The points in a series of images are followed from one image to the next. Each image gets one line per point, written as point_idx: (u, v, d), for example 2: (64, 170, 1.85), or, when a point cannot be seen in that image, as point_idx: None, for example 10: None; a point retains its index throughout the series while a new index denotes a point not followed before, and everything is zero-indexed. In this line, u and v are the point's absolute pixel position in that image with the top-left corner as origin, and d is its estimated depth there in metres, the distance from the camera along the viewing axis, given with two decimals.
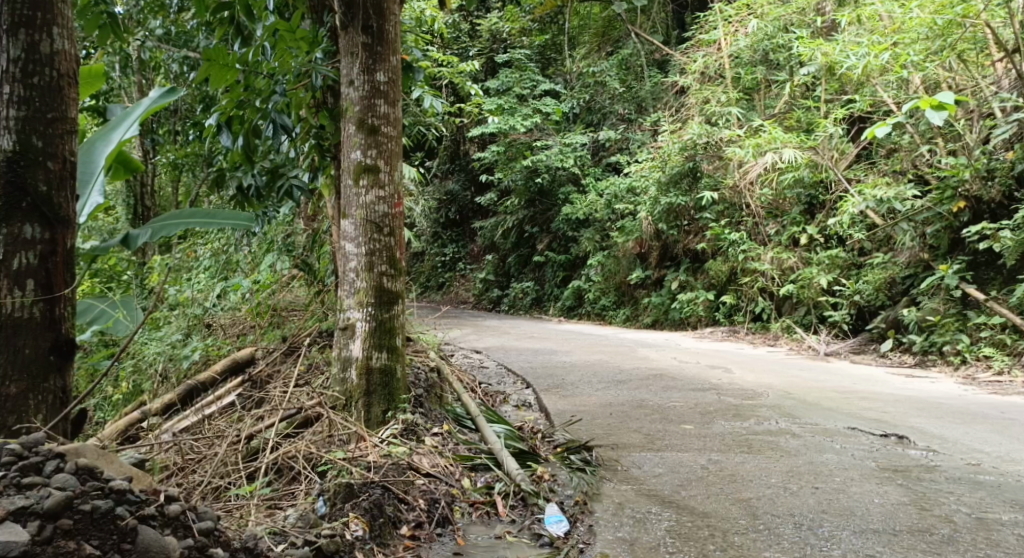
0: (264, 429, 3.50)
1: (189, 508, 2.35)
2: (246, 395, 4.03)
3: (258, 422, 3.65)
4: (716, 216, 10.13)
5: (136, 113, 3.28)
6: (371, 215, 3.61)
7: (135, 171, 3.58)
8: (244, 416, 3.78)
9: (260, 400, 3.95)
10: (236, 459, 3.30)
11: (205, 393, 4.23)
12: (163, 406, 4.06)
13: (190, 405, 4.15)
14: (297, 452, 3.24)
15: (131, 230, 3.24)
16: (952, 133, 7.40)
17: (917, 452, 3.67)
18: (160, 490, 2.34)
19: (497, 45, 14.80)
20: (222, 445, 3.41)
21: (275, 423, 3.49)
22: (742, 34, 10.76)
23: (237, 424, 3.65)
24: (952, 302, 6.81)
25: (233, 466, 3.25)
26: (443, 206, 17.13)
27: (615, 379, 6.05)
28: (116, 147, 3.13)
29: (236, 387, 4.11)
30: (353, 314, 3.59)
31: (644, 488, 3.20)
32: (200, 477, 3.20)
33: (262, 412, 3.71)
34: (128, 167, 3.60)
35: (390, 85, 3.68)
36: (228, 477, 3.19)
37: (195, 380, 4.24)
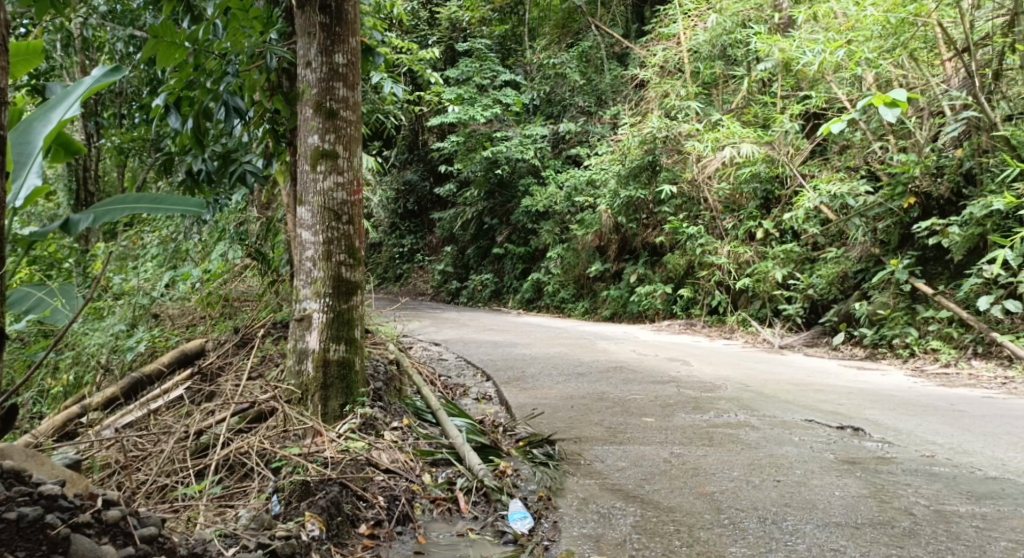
0: (215, 424, 3.35)
1: (130, 513, 2.26)
2: (195, 389, 3.87)
3: (208, 417, 3.50)
4: (674, 210, 10.18)
5: (77, 92, 3.07)
6: (329, 202, 3.49)
7: (77, 153, 3.38)
8: (193, 411, 3.61)
9: (211, 394, 3.80)
10: (184, 456, 3.15)
11: (150, 386, 4.04)
12: (104, 401, 3.87)
13: (134, 399, 3.95)
14: (250, 448, 3.10)
15: (72, 215, 3.07)
16: (902, 131, 7.55)
17: (873, 444, 3.71)
18: (97, 494, 2.25)
19: (457, 34, 14.65)
20: (168, 441, 3.24)
21: (227, 418, 3.35)
22: (701, 29, 10.83)
23: (185, 419, 3.49)
24: (902, 296, 6.94)
25: (180, 464, 3.10)
26: (401, 197, 16.94)
27: (575, 372, 6.03)
28: (55, 129, 2.95)
29: (185, 380, 3.94)
30: (310, 305, 3.47)
31: (608, 483, 3.17)
32: (146, 474, 3.05)
33: (212, 406, 3.55)
34: (69, 149, 3.39)
35: (349, 67, 3.55)
36: (176, 475, 3.04)
37: (140, 373, 4.05)
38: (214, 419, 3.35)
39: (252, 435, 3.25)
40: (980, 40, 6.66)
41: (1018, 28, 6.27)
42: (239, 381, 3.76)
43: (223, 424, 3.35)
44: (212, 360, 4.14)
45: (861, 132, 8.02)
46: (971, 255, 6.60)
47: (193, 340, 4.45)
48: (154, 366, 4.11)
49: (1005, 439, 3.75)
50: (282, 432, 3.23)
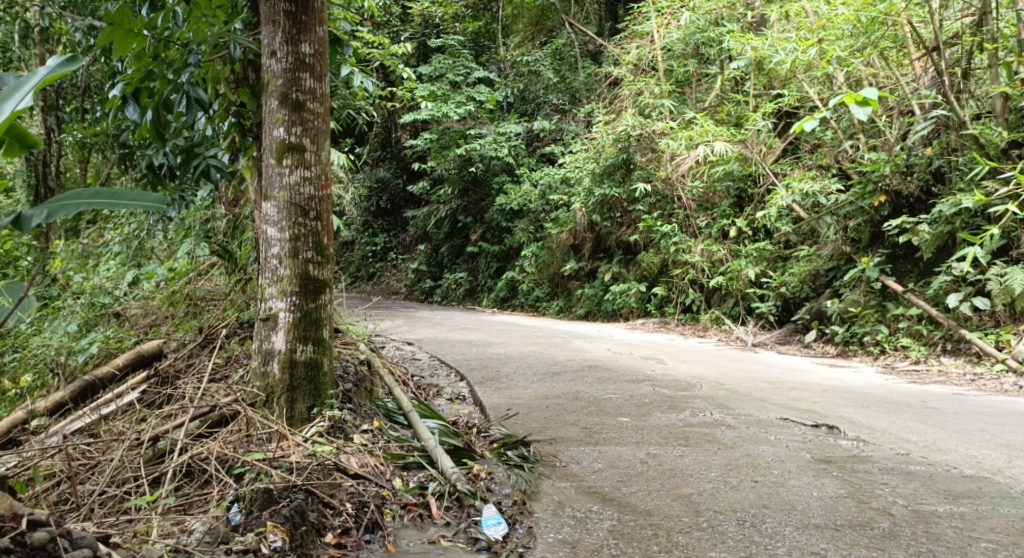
0: (174, 428, 3.22)
1: (61, 535, 2.20)
2: (152, 393, 3.73)
3: (167, 421, 3.37)
4: (648, 208, 10.18)
5: (30, 83, 2.92)
6: (296, 197, 3.37)
7: (33, 148, 3.18)
8: (147, 416, 3.47)
9: (169, 397, 3.67)
10: (138, 463, 3.04)
11: (103, 390, 3.90)
12: (51, 407, 3.75)
13: (89, 402, 3.83)
14: (209, 453, 2.99)
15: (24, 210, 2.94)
16: (873, 129, 7.59)
17: (848, 442, 3.68)
18: (23, 515, 2.19)
19: (430, 30, 14.54)
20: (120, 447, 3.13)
21: (185, 423, 3.22)
22: (675, 27, 10.81)
23: (143, 423, 3.36)
24: (873, 294, 6.97)
25: (133, 472, 2.98)
26: (373, 195, 16.77)
27: (550, 371, 5.97)
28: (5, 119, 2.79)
29: (140, 385, 3.77)
30: (275, 304, 3.35)
31: (584, 485, 3.09)
32: (97, 485, 2.92)
33: (170, 409, 3.42)
34: (24, 142, 3.18)
35: (317, 57, 3.43)
36: (127, 484, 2.94)
37: (92, 376, 3.91)
38: (171, 424, 3.22)
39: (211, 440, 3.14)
40: (950, 40, 6.70)
41: (987, 27, 6.22)
42: (200, 383, 3.63)
43: (180, 428, 3.23)
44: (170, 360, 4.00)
45: (832, 131, 8.06)
46: (941, 253, 6.64)
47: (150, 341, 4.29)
48: (109, 367, 3.96)
49: (978, 436, 3.74)
50: (245, 437, 3.12)
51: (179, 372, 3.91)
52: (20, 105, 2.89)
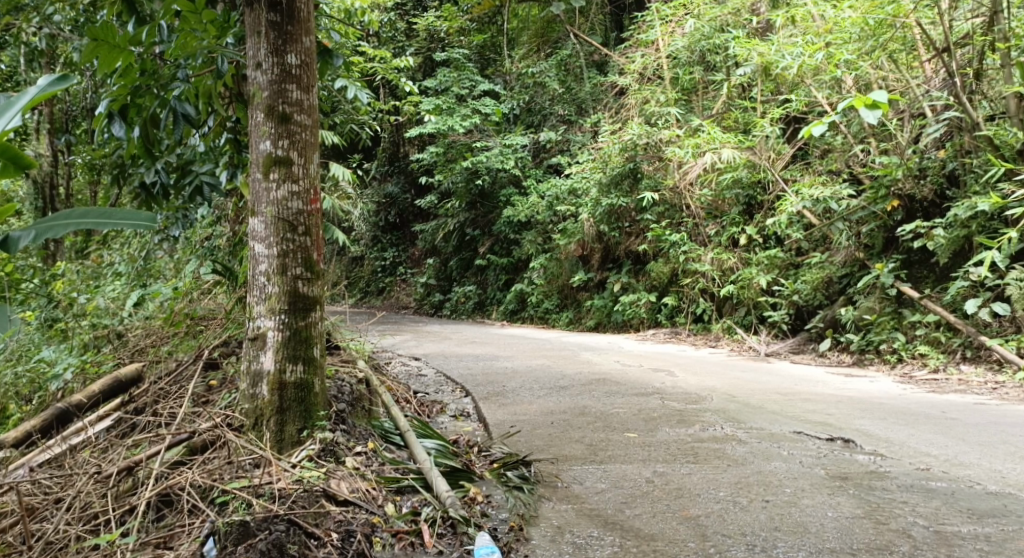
0: (152, 456, 3.11)
1: None
2: (128, 420, 3.58)
3: (143, 449, 3.24)
4: (657, 218, 10.03)
5: (17, 104, 2.81)
6: (284, 212, 3.27)
7: (28, 169, 2.90)
8: (123, 444, 3.35)
9: (145, 423, 3.53)
10: (111, 494, 2.93)
11: (77, 418, 3.74)
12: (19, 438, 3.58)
13: (64, 430, 3.71)
14: (187, 483, 2.88)
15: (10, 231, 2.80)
16: (884, 132, 7.44)
17: (864, 457, 3.52)
18: None
19: (435, 44, 14.51)
20: (93, 478, 3.02)
21: (163, 451, 3.10)
22: (679, 34, 10.70)
23: (123, 451, 3.24)
24: (888, 300, 6.78)
25: (101, 509, 2.84)
26: (382, 210, 16.71)
27: (557, 385, 5.82)
28: None
29: (112, 413, 3.68)
30: (264, 323, 3.24)
31: (585, 508, 2.95)
32: (64, 524, 2.79)
33: (146, 437, 3.29)
34: (17, 164, 2.90)
35: (303, 68, 3.34)
36: (96, 519, 2.83)
37: (66, 403, 3.75)
38: (145, 453, 3.08)
39: (189, 469, 3.00)
40: (960, 40, 6.56)
41: (998, 26, 6.09)
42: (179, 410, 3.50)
43: (155, 457, 3.09)
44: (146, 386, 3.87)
45: (842, 135, 7.91)
46: (957, 257, 6.47)
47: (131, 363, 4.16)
48: (83, 394, 3.81)
49: (1001, 449, 3.57)
50: (228, 464, 3.00)
51: (158, 396, 3.77)
52: (8, 125, 2.75)
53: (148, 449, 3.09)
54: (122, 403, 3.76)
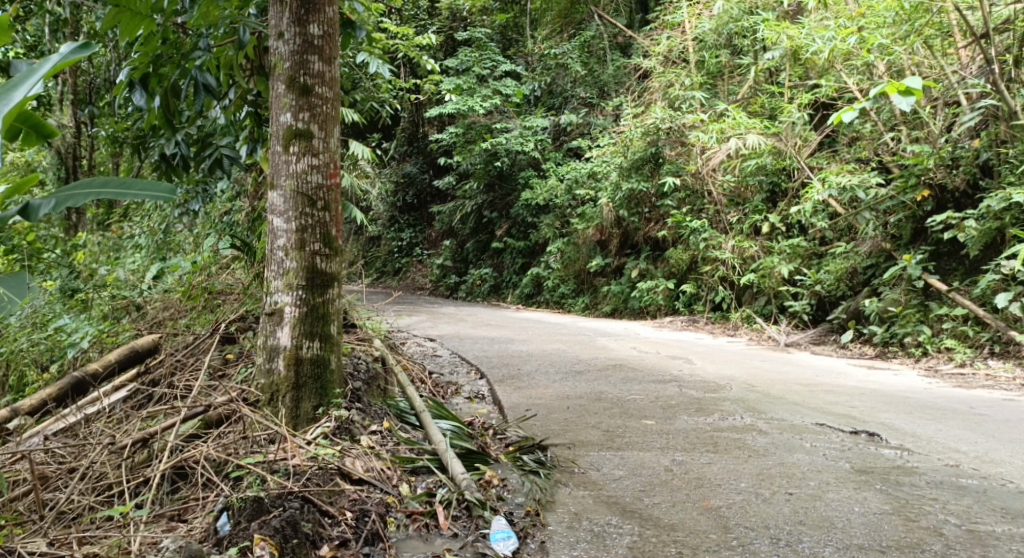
0: (167, 429, 3.08)
1: None
2: (143, 391, 3.57)
3: (159, 421, 3.22)
4: (678, 203, 9.89)
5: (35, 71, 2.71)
6: (303, 186, 3.21)
7: (50, 138, 2.85)
8: (137, 416, 3.32)
9: (161, 395, 3.52)
10: (125, 465, 2.91)
11: (93, 388, 3.72)
12: (33, 407, 3.57)
13: (80, 400, 3.71)
14: (201, 457, 2.84)
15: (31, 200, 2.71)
16: (915, 120, 7.27)
17: (890, 452, 3.43)
18: None
19: (457, 23, 14.39)
20: (108, 449, 3.00)
21: (179, 424, 3.07)
22: (706, 17, 10.53)
23: (137, 423, 3.21)
24: (914, 293, 6.64)
25: (114, 482, 2.82)
26: (400, 190, 16.66)
27: (573, 370, 5.75)
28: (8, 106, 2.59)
29: (127, 385, 3.67)
30: (281, 297, 3.19)
31: (603, 495, 2.90)
32: (77, 494, 2.77)
33: (161, 409, 3.27)
34: (40, 132, 2.85)
35: (326, 39, 3.27)
36: (111, 490, 2.81)
37: (82, 372, 3.73)
38: (160, 426, 3.06)
39: (204, 443, 2.97)
40: (1000, 26, 6.36)
41: None
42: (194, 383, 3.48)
43: (169, 429, 3.06)
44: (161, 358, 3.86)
45: (871, 123, 7.75)
46: (988, 250, 6.32)
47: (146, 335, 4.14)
48: (99, 364, 3.80)
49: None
50: (243, 439, 2.96)
51: (175, 367, 3.75)
52: (30, 92, 2.58)
53: (164, 421, 3.07)
54: (138, 374, 3.74)
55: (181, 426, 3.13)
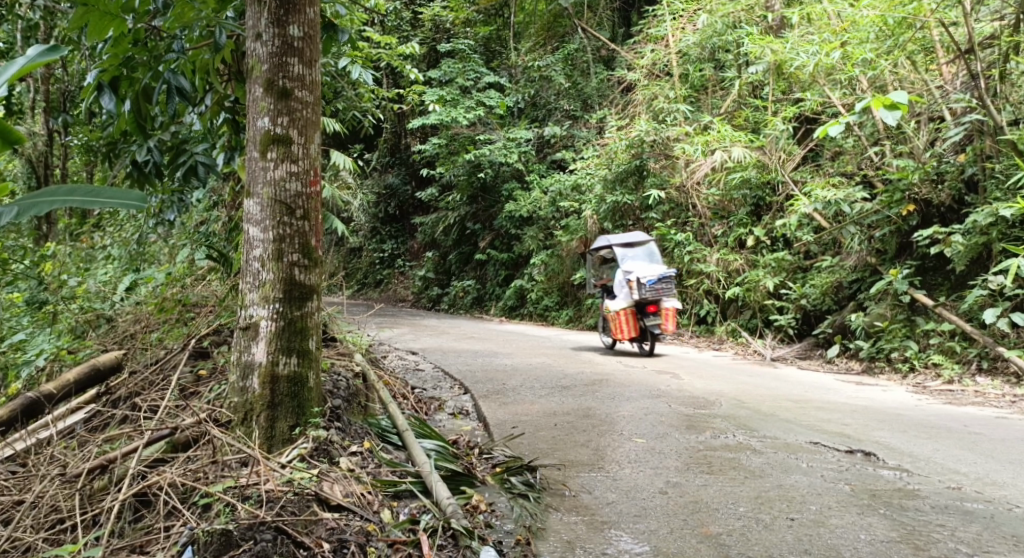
0: (128, 454, 2.89)
1: None
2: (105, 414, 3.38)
3: (122, 443, 3.03)
4: (662, 216, 9.81)
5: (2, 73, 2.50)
6: (281, 194, 3.06)
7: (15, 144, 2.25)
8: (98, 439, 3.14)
9: (123, 416, 3.33)
10: (80, 495, 2.72)
11: (46, 410, 3.44)
12: None
13: (32, 422, 3.41)
14: (163, 484, 2.66)
15: None
16: (899, 135, 7.21)
17: (889, 473, 3.32)
18: None
19: (440, 35, 14.26)
20: (61, 478, 2.80)
21: (140, 448, 2.89)
22: (690, 31, 10.51)
23: (97, 447, 3.03)
24: (901, 307, 6.58)
25: (69, 514, 2.64)
26: (382, 201, 16.47)
27: (559, 385, 5.61)
28: None
29: (85, 406, 3.46)
30: (256, 312, 3.03)
31: (596, 521, 2.76)
32: (26, 530, 2.58)
33: (124, 432, 3.08)
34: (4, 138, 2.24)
35: (306, 41, 3.13)
36: (63, 523, 2.62)
37: (35, 392, 3.44)
38: (120, 450, 2.88)
39: (171, 466, 2.80)
40: (984, 42, 6.32)
41: None
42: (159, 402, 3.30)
43: (133, 454, 2.88)
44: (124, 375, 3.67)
45: (855, 138, 7.71)
46: (974, 265, 6.28)
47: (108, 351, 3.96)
48: (55, 383, 3.52)
49: None
50: (212, 463, 2.78)
51: (139, 387, 3.56)
52: None
53: (126, 445, 2.89)
54: (97, 395, 3.54)
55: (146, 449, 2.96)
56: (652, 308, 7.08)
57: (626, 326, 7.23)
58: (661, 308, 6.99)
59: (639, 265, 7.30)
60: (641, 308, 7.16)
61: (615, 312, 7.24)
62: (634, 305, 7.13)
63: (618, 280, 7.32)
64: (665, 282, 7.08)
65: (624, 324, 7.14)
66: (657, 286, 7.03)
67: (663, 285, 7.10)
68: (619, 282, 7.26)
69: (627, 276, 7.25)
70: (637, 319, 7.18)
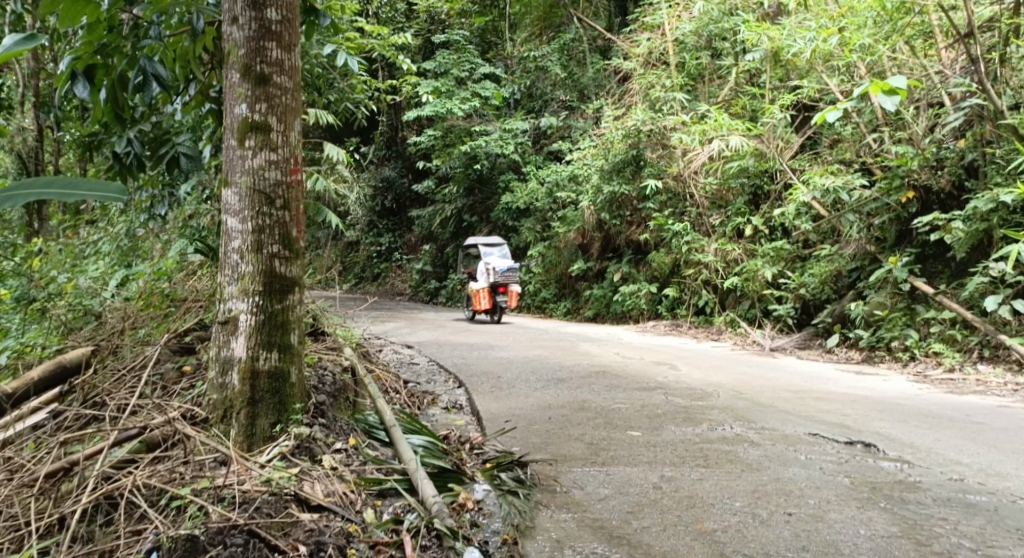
0: (92, 456, 2.75)
1: None
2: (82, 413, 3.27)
3: (89, 444, 2.90)
4: (659, 206, 9.71)
5: None
6: (260, 183, 2.96)
7: None
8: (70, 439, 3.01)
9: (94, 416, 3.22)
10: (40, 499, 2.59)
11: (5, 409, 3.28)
12: None
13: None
14: (130, 487, 2.55)
15: None
16: (898, 121, 7.09)
17: (889, 464, 3.23)
18: None
19: (435, 26, 14.11)
20: (19, 481, 2.66)
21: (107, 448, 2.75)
22: (687, 19, 10.38)
23: (64, 448, 2.91)
24: (901, 296, 6.49)
25: (23, 521, 2.50)
26: (379, 195, 16.35)
27: (554, 377, 5.51)
28: None
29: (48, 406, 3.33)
30: (236, 305, 2.93)
31: (586, 518, 2.68)
32: None
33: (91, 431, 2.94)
34: None
35: (284, 25, 3.02)
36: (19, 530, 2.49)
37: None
38: (83, 453, 2.72)
39: (139, 469, 2.67)
40: (983, 26, 6.20)
41: None
42: (130, 401, 3.18)
43: (96, 456, 2.73)
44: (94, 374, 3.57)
45: (853, 125, 7.60)
46: (975, 252, 6.18)
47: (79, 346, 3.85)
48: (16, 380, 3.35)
49: None
50: (186, 463, 2.69)
51: (114, 385, 3.44)
52: None
53: (89, 448, 2.73)
54: (61, 394, 3.43)
55: (113, 450, 2.81)
56: (501, 289, 9.41)
57: (482, 301, 9.48)
58: (509, 290, 9.39)
59: (496, 259, 9.67)
60: (494, 289, 9.48)
61: (475, 290, 9.51)
62: (490, 286, 9.46)
63: (479, 268, 9.63)
64: (511, 271, 9.50)
65: (480, 299, 9.39)
66: (506, 273, 9.43)
67: (511, 273, 9.58)
68: (480, 269, 9.54)
69: (486, 265, 9.58)
70: (491, 296, 9.50)
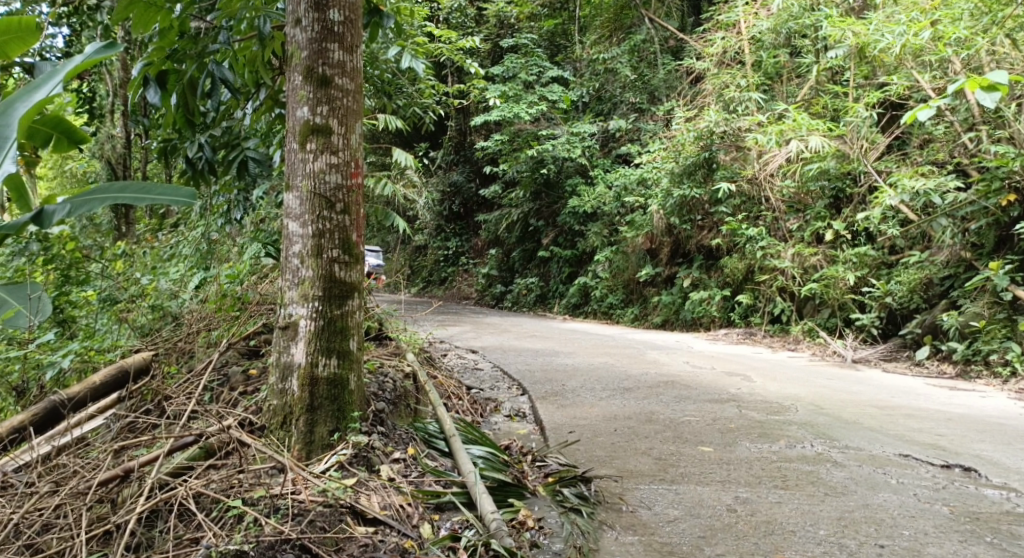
0: (149, 464, 2.75)
1: None
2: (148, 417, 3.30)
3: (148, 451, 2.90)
4: (733, 210, 9.30)
5: (64, 71, 2.56)
6: (321, 187, 2.91)
7: (82, 142, 3.15)
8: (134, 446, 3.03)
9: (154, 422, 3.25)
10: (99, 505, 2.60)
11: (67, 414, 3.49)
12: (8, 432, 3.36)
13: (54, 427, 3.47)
14: (187, 494, 2.54)
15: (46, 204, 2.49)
16: (996, 119, 6.66)
17: (993, 492, 2.95)
18: None
19: (505, 30, 14.10)
20: (78, 484, 2.68)
21: (165, 454, 2.75)
22: (764, 16, 10.02)
23: (126, 453, 2.92)
24: (1000, 306, 6.02)
25: (78, 528, 2.51)
26: (447, 199, 16.40)
27: (622, 386, 5.32)
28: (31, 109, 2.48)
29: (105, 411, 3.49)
30: (296, 310, 2.89)
31: (655, 543, 2.54)
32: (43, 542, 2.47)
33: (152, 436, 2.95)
34: (73, 139, 3.14)
35: (347, 26, 2.97)
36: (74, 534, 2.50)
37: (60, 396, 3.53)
38: (140, 459, 2.72)
39: (195, 476, 2.66)
40: None
41: None
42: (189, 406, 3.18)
43: (154, 462, 2.74)
44: (156, 379, 3.58)
45: (946, 124, 7.17)
46: None
47: (144, 354, 3.91)
48: (81, 386, 3.60)
49: None
50: (241, 472, 2.66)
51: (177, 388, 3.46)
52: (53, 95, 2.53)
53: (147, 455, 2.73)
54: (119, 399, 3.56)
55: (171, 456, 2.81)
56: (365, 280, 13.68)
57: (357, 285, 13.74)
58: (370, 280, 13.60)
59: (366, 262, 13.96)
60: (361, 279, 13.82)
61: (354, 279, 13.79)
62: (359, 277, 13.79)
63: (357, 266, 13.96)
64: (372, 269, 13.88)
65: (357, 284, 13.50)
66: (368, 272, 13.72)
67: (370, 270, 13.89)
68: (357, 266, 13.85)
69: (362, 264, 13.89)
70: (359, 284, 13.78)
